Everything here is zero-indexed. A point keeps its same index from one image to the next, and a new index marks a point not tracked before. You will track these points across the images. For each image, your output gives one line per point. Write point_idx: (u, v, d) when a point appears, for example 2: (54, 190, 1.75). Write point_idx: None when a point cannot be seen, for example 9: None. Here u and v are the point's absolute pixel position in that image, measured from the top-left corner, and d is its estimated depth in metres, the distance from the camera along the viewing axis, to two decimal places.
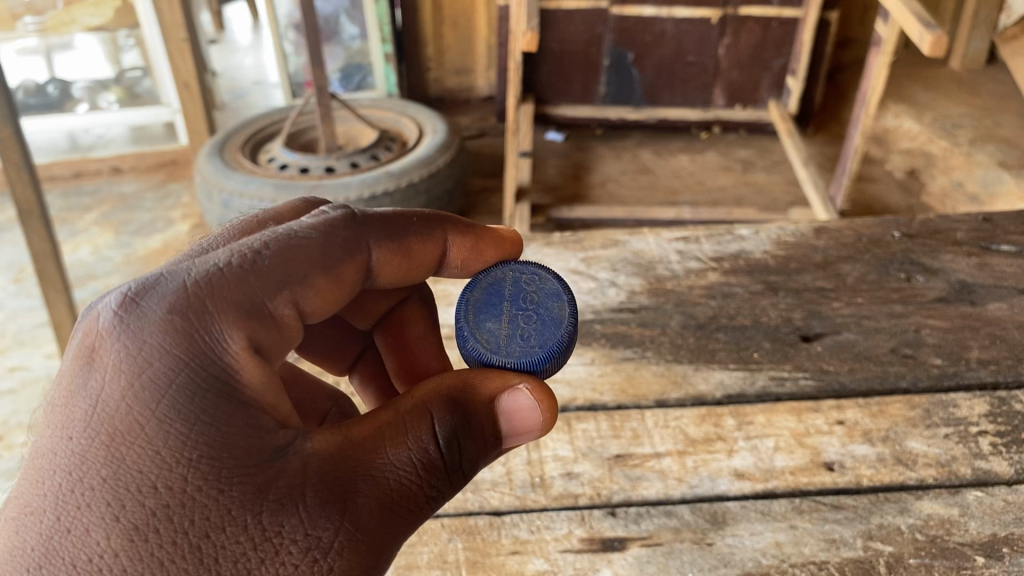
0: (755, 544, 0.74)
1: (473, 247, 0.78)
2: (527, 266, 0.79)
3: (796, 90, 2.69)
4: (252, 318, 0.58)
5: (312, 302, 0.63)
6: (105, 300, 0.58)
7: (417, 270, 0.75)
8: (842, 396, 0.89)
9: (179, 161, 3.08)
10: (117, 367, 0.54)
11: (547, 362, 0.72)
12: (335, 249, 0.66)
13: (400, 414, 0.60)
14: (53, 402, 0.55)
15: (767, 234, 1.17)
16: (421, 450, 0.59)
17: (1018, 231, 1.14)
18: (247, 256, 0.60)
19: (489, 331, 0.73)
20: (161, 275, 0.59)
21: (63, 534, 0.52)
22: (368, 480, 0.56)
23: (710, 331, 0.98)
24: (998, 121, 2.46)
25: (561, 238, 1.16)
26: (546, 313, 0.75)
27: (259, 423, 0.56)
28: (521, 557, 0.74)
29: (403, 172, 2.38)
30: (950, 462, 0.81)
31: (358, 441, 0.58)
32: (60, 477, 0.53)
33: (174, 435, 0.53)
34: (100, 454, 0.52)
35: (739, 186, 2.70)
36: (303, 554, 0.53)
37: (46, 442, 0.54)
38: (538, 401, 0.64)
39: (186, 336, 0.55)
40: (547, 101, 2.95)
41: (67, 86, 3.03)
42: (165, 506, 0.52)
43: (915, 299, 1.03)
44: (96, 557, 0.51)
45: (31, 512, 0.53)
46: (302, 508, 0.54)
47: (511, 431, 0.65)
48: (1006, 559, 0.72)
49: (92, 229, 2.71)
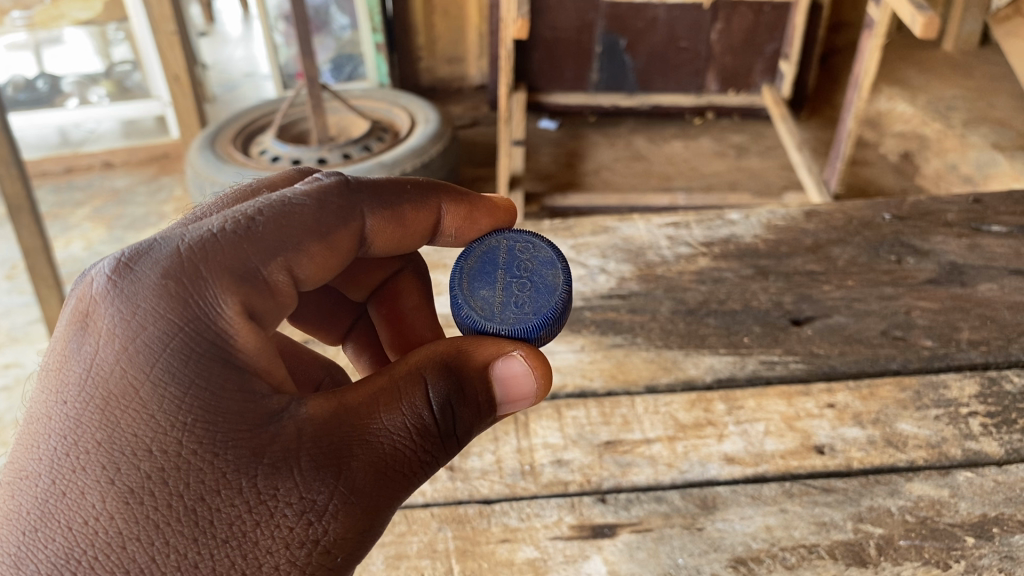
0: (745, 528, 0.74)
1: (467, 214, 0.77)
2: (521, 234, 0.78)
3: (789, 74, 2.69)
4: (245, 283, 0.58)
5: (307, 268, 0.63)
6: (100, 266, 0.58)
7: (411, 238, 0.75)
8: (834, 378, 0.89)
9: (171, 155, 3.08)
10: (112, 332, 0.54)
11: (540, 330, 0.72)
12: (328, 215, 0.66)
13: (394, 380, 0.60)
14: (48, 366, 0.55)
15: (757, 218, 1.16)
16: (415, 415, 0.58)
17: (1008, 212, 1.14)
18: (241, 222, 0.61)
19: (483, 299, 0.73)
20: (155, 241, 0.58)
21: (59, 497, 0.52)
22: (362, 446, 0.56)
23: (700, 315, 0.98)
24: (991, 102, 2.46)
25: (551, 225, 1.16)
26: (540, 281, 0.75)
27: (252, 388, 0.55)
28: (511, 546, 0.73)
29: (394, 162, 2.37)
30: (941, 443, 0.81)
31: (353, 406, 0.58)
32: (55, 440, 0.53)
33: (168, 399, 0.53)
34: (95, 418, 0.52)
35: (733, 171, 2.70)
36: (297, 518, 0.54)
37: (41, 406, 0.54)
38: (532, 367, 0.64)
39: (180, 300, 0.55)
40: (539, 88, 2.94)
41: (56, 81, 3.03)
42: (160, 469, 0.52)
43: (906, 281, 1.02)
44: (93, 519, 0.51)
45: (27, 475, 0.53)
46: (296, 472, 0.54)
47: (506, 398, 0.64)
48: (996, 539, 0.72)
49: (84, 224, 2.71)
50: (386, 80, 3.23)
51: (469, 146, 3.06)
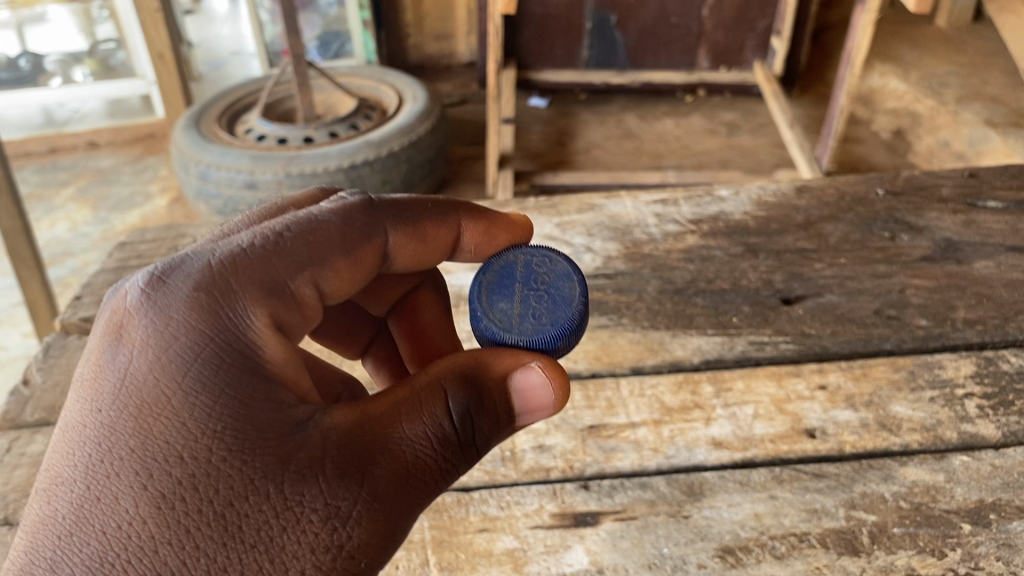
0: (734, 515, 0.71)
1: (485, 231, 0.75)
2: (538, 248, 0.75)
3: (781, 50, 2.65)
4: (274, 297, 0.57)
5: (331, 283, 0.62)
6: (134, 280, 0.57)
7: (431, 255, 0.72)
8: (825, 359, 0.86)
9: (157, 134, 3.03)
10: (145, 342, 0.53)
11: (558, 341, 0.68)
12: (354, 232, 0.64)
13: (414, 391, 0.58)
14: (83, 376, 0.55)
15: (748, 194, 1.13)
16: (437, 426, 0.56)
17: (1005, 186, 1.11)
18: (269, 237, 0.60)
19: (501, 311, 0.70)
20: (186, 256, 0.58)
21: (94, 501, 0.50)
22: (385, 454, 0.55)
23: (688, 295, 0.95)
24: (984, 78, 2.42)
25: (536, 203, 1.13)
26: (557, 293, 0.71)
27: (279, 397, 0.54)
28: (490, 535, 0.71)
29: (382, 140, 2.33)
30: (936, 426, 0.78)
31: (376, 415, 0.56)
32: (91, 447, 0.52)
33: (198, 407, 0.52)
34: (129, 425, 0.51)
35: (725, 149, 2.67)
36: (323, 524, 0.52)
37: (77, 415, 0.53)
38: (550, 379, 0.61)
39: (210, 311, 0.54)
40: (529, 66, 2.90)
41: (39, 59, 2.98)
42: (191, 475, 0.51)
43: (899, 259, 0.99)
44: (126, 523, 0.50)
45: (63, 482, 0.52)
46: (321, 478, 0.52)
47: (524, 409, 0.62)
48: (993, 526, 0.69)
49: (69, 205, 2.67)
50: (374, 58, 3.18)
51: (459, 125, 3.02)
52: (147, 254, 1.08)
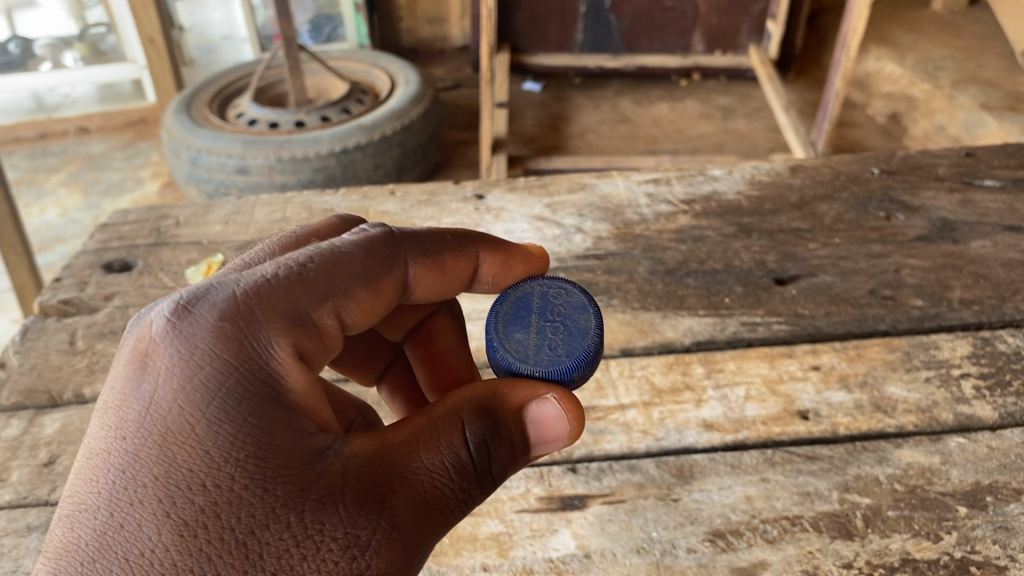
0: (724, 498, 0.70)
1: (503, 262, 0.71)
2: (555, 279, 0.71)
3: (776, 34, 2.63)
4: (297, 326, 0.53)
5: (352, 313, 0.57)
6: (158, 307, 0.54)
7: (450, 286, 0.68)
8: (819, 340, 0.85)
9: (148, 119, 3.00)
10: (169, 370, 0.50)
11: (575, 371, 0.64)
12: (375, 263, 0.60)
13: (431, 420, 0.55)
14: (105, 403, 0.52)
15: (741, 173, 1.11)
16: (455, 455, 0.53)
17: (1002, 165, 1.09)
18: (292, 268, 0.56)
19: (517, 342, 0.66)
20: (209, 284, 0.54)
21: (116, 529, 0.47)
22: (404, 483, 0.52)
23: (679, 276, 0.93)
24: (981, 62, 2.40)
25: (526, 183, 1.11)
26: (574, 324, 0.67)
27: (300, 426, 0.51)
28: (475, 519, 0.69)
29: (375, 125, 2.30)
30: (932, 407, 0.77)
31: (395, 443, 0.53)
32: (114, 474, 0.49)
33: (222, 435, 0.49)
34: (153, 453, 0.49)
35: (720, 133, 2.64)
36: (342, 552, 0.49)
37: (99, 441, 0.50)
38: (566, 412, 0.58)
39: (234, 340, 0.51)
40: (523, 50, 2.87)
41: (29, 44, 2.94)
42: (214, 504, 0.48)
43: (895, 239, 0.98)
44: (149, 551, 0.47)
45: (85, 508, 0.49)
46: (341, 508, 0.49)
47: (538, 439, 0.58)
48: (989, 509, 0.68)
49: (60, 190, 2.65)
50: (366, 42, 3.15)
51: (452, 109, 2.99)
52: (129, 235, 1.06)
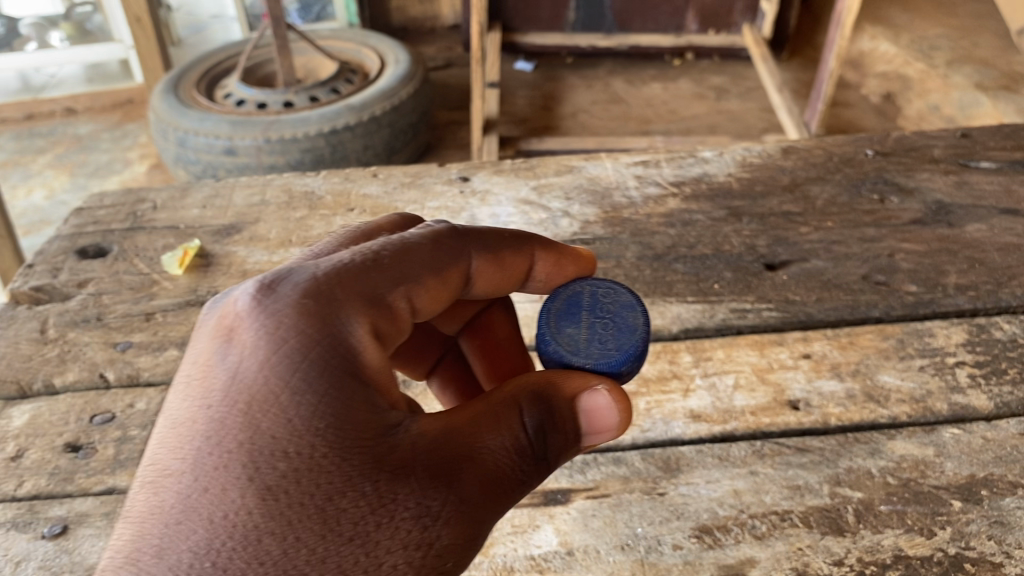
0: (711, 493, 0.68)
1: (557, 262, 0.68)
2: (604, 280, 0.69)
3: (771, 13, 2.60)
4: (374, 309, 0.53)
5: (423, 299, 0.57)
6: (241, 287, 0.53)
7: (506, 282, 0.66)
8: (810, 327, 0.82)
9: (136, 100, 2.96)
10: (255, 342, 0.49)
11: (625, 367, 0.62)
12: (442, 253, 0.60)
13: (492, 403, 0.52)
14: (188, 378, 0.50)
15: (731, 155, 1.09)
16: (516, 438, 0.51)
17: (997, 147, 1.07)
18: (368, 254, 0.56)
19: (569, 335, 0.64)
20: (289, 267, 0.54)
21: (201, 493, 0.45)
22: (472, 461, 0.49)
23: (668, 261, 0.91)
24: (976, 41, 2.37)
25: (512, 165, 1.09)
26: (623, 320, 0.65)
27: (375, 399, 0.49)
28: None
29: (364, 104, 2.27)
30: (925, 397, 0.75)
31: (462, 423, 0.51)
32: (199, 441, 0.47)
33: (303, 404, 0.47)
34: (238, 420, 0.47)
35: (714, 113, 2.62)
36: (415, 522, 0.46)
37: (183, 413, 0.48)
38: (614, 402, 0.55)
39: (318, 317, 0.50)
40: (515, 29, 2.83)
41: (14, 23, 2.90)
42: (296, 469, 0.45)
43: (889, 222, 0.95)
44: (233, 514, 0.44)
45: (170, 474, 0.46)
46: (413, 480, 0.47)
47: (587, 429, 0.55)
48: (984, 503, 0.66)
49: (46, 172, 2.61)
50: (356, 20, 3.11)
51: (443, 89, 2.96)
52: (105, 219, 1.03)
